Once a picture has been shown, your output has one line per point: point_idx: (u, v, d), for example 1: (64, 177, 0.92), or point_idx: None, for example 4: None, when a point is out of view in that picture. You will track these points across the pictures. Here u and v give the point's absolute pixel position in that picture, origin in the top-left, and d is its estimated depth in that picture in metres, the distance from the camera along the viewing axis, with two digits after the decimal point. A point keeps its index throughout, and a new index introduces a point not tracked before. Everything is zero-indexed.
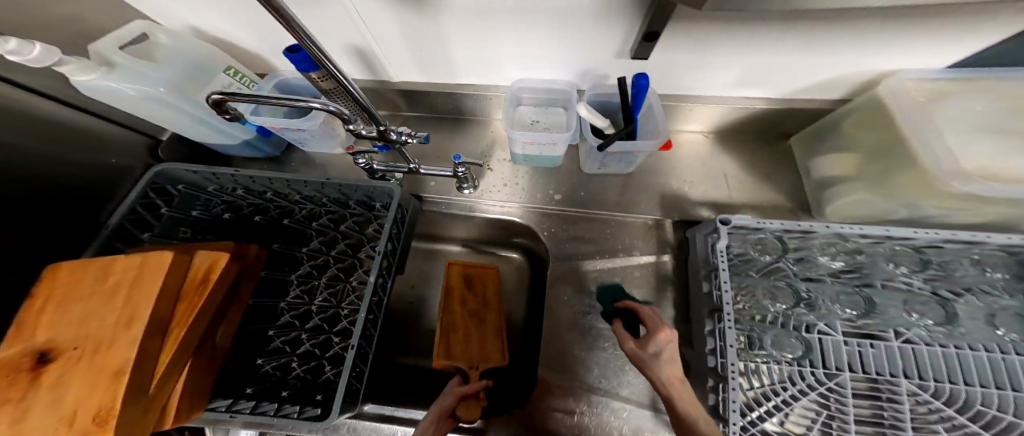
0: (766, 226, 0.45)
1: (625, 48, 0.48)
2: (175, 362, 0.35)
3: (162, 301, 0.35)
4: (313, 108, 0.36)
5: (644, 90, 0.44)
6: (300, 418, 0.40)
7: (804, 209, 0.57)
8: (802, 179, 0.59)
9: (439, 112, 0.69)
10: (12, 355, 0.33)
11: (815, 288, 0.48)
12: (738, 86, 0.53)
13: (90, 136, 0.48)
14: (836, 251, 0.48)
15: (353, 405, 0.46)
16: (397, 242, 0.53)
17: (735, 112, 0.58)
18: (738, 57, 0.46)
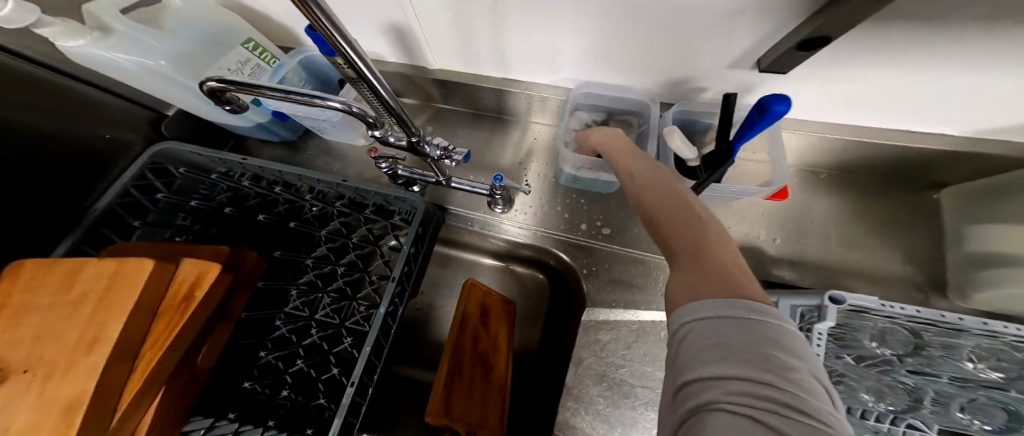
0: (886, 310, 0.36)
1: (745, 56, 0.37)
2: (143, 392, 0.31)
3: (133, 322, 0.30)
4: (329, 107, 0.28)
5: (775, 120, 0.32)
6: None
7: (933, 285, 0.45)
8: (948, 247, 0.46)
9: (478, 108, 0.59)
10: None
11: (925, 384, 0.38)
12: (881, 118, 0.41)
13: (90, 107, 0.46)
14: (993, 357, 0.37)
15: None
16: (415, 260, 0.46)
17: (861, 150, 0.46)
18: (881, 72, 0.35)
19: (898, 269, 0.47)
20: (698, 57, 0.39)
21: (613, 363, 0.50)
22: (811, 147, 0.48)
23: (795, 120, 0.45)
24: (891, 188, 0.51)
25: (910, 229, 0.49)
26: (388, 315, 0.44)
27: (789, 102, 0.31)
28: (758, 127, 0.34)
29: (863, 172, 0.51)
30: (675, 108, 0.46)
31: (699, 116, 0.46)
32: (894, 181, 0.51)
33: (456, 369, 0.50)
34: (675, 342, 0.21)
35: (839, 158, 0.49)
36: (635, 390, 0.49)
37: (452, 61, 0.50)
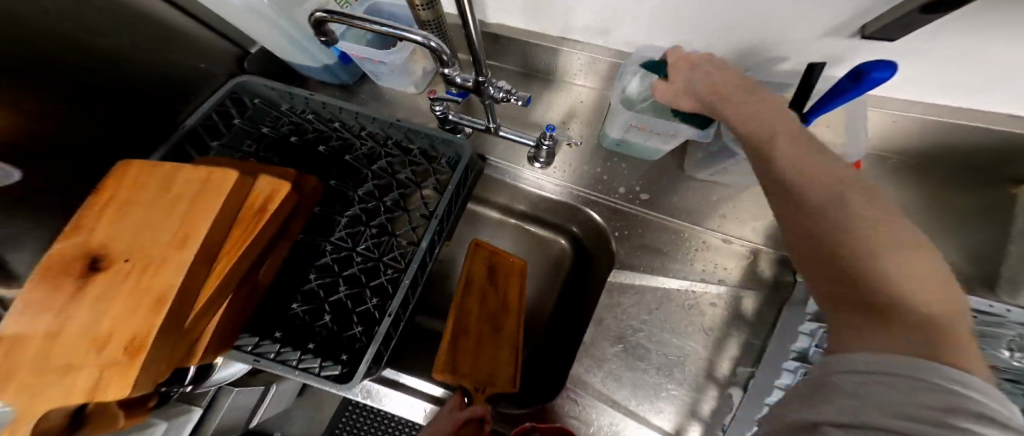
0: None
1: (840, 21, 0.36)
2: (215, 294, 0.35)
3: (216, 228, 0.34)
4: (412, 40, 0.29)
5: (872, 88, 0.30)
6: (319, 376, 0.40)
7: (984, 282, 0.45)
8: (1008, 247, 0.45)
9: (528, 68, 0.58)
10: (68, 249, 0.33)
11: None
12: (957, 89, 0.41)
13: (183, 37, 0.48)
14: None
15: (375, 370, 0.45)
16: (455, 205, 0.48)
17: (932, 130, 0.44)
18: (992, 34, 0.33)
19: (940, 265, 0.46)
20: (792, 19, 0.37)
21: (632, 327, 0.52)
22: (890, 126, 0.46)
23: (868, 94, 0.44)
24: (952, 185, 0.49)
25: (966, 228, 0.47)
26: (427, 253, 0.46)
27: (891, 68, 0.28)
28: (846, 97, 0.31)
29: (933, 161, 0.49)
30: None
31: (770, 86, 0.43)
32: (960, 176, 0.49)
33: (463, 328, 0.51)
34: (831, 381, 0.20)
35: (907, 143, 0.48)
36: (650, 354, 0.51)
37: (512, 15, 0.50)
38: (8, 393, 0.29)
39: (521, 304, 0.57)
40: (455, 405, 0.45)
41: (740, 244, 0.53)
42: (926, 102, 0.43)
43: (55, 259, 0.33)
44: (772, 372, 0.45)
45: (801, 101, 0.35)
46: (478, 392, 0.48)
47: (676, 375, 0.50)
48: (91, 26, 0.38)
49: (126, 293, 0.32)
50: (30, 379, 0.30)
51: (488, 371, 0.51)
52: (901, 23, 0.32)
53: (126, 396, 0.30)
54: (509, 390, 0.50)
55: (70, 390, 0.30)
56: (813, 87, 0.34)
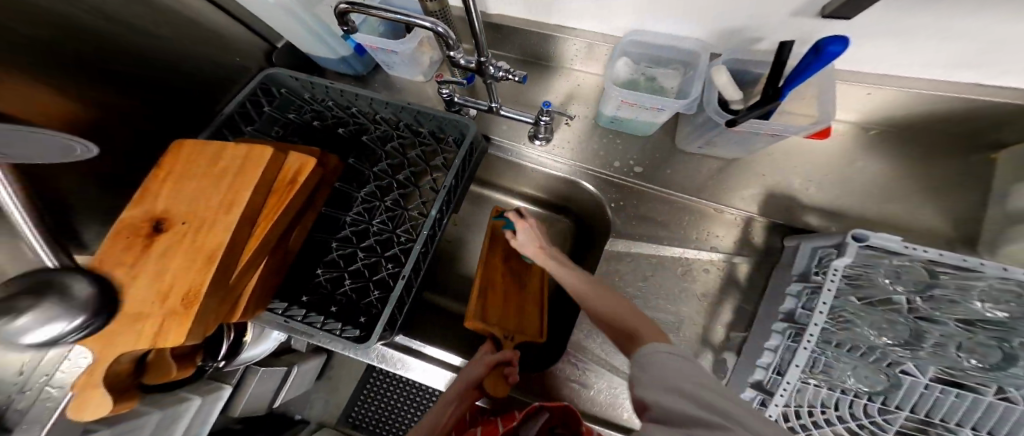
0: (912, 253, 0.39)
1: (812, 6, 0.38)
2: (253, 256, 0.40)
3: (255, 196, 0.39)
4: (421, 26, 0.34)
5: (827, 62, 0.31)
6: (340, 336, 0.45)
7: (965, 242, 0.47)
8: (987, 209, 0.48)
9: (526, 54, 0.62)
10: (133, 217, 0.39)
11: (930, 327, 0.41)
12: (933, 66, 0.43)
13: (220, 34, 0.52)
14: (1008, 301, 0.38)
15: (389, 334, 0.50)
16: (461, 179, 0.53)
17: (913, 101, 0.46)
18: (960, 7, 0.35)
19: (919, 228, 0.50)
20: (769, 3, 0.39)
21: (628, 294, 0.56)
22: (864, 98, 0.49)
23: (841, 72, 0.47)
24: (932, 152, 0.52)
25: (947, 194, 0.50)
26: (436, 222, 0.51)
27: (845, 41, 0.30)
28: (808, 71, 0.32)
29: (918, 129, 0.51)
30: (724, 55, 0.45)
31: (749, 65, 0.45)
32: (940, 144, 0.52)
33: (491, 283, 0.58)
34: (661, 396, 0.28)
35: (890, 114, 0.50)
36: (646, 319, 0.54)
37: (510, 5, 0.54)
38: (89, 337, 0.35)
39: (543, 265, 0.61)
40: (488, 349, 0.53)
41: (733, 213, 0.56)
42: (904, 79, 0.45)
43: (123, 226, 0.39)
44: (762, 336, 0.48)
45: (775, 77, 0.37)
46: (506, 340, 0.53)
47: (672, 340, 0.54)
48: (143, 31, 0.41)
49: (182, 252, 0.37)
50: (108, 325, 0.36)
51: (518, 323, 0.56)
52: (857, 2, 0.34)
53: (180, 342, 0.35)
54: (537, 340, 0.55)
55: (136, 335, 0.35)
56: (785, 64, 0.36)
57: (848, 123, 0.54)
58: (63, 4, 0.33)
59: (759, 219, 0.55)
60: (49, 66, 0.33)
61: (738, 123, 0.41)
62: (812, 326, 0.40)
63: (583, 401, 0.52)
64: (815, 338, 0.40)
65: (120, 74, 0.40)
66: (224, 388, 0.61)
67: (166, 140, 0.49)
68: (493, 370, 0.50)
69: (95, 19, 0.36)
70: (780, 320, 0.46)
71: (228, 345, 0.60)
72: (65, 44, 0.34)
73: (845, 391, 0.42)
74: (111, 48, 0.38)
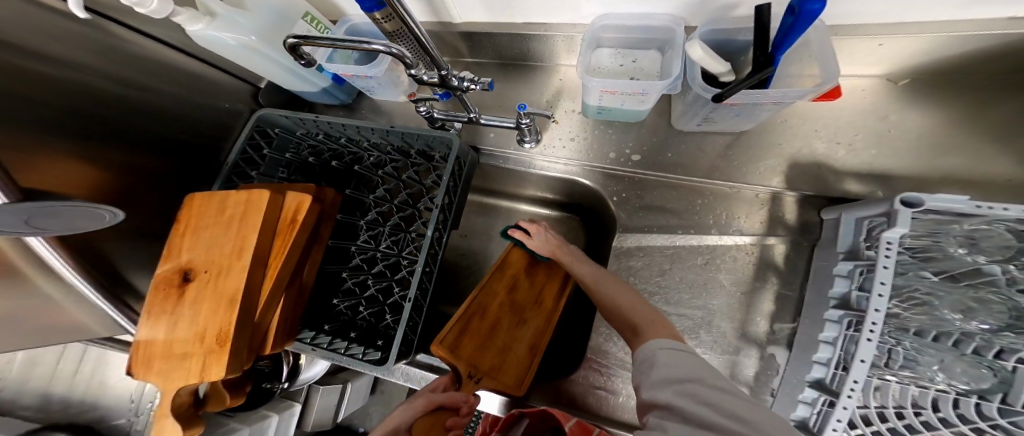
0: (989, 213, 0.31)
1: None
2: (270, 294, 0.43)
3: (261, 238, 0.42)
4: (375, 51, 0.34)
5: (810, 21, 0.31)
6: (362, 360, 0.46)
7: None
8: None
9: (504, 58, 0.61)
10: (167, 269, 0.44)
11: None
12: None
13: (214, 86, 0.55)
14: None
15: (406, 354, 0.50)
16: (454, 195, 0.52)
17: (953, 46, 0.39)
18: None
19: (988, 182, 0.42)
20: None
21: (645, 290, 0.51)
22: (876, 51, 0.42)
23: (859, 22, 0.40)
24: (987, 94, 0.43)
25: (1016, 137, 0.42)
26: (435, 241, 0.51)
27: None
28: (795, 32, 0.32)
29: (963, 72, 0.43)
30: (700, 28, 0.42)
31: (730, 34, 0.42)
32: (1003, 83, 0.43)
33: (481, 312, 0.51)
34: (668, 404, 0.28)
35: (923, 63, 0.42)
36: (670, 317, 0.50)
37: (476, 13, 0.53)
38: (153, 375, 0.40)
39: (555, 305, 0.56)
40: (438, 386, 0.48)
41: (753, 190, 0.50)
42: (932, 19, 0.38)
43: (160, 278, 0.43)
44: (814, 328, 0.42)
45: (764, 42, 0.36)
46: (469, 380, 0.47)
47: (703, 338, 0.49)
48: (143, 87, 0.46)
49: (208, 296, 0.41)
50: (162, 367, 0.40)
51: (495, 362, 0.50)
52: None
53: (222, 377, 0.38)
54: (513, 392, 0.50)
55: (187, 372, 0.39)
56: (769, 27, 0.35)
57: (874, 77, 0.46)
58: (62, 89, 0.38)
59: (787, 192, 0.48)
60: (61, 136, 0.38)
61: (727, 96, 0.38)
62: (873, 312, 0.32)
63: (613, 410, 0.49)
64: (878, 326, 0.32)
65: (127, 134, 0.45)
66: (295, 405, 0.68)
67: (182, 190, 0.53)
68: (433, 413, 0.45)
69: (80, 99, 0.39)
70: (833, 308, 0.39)
71: (288, 367, 0.66)
72: (69, 113, 0.38)
73: (940, 391, 0.33)
74: (109, 106, 0.42)
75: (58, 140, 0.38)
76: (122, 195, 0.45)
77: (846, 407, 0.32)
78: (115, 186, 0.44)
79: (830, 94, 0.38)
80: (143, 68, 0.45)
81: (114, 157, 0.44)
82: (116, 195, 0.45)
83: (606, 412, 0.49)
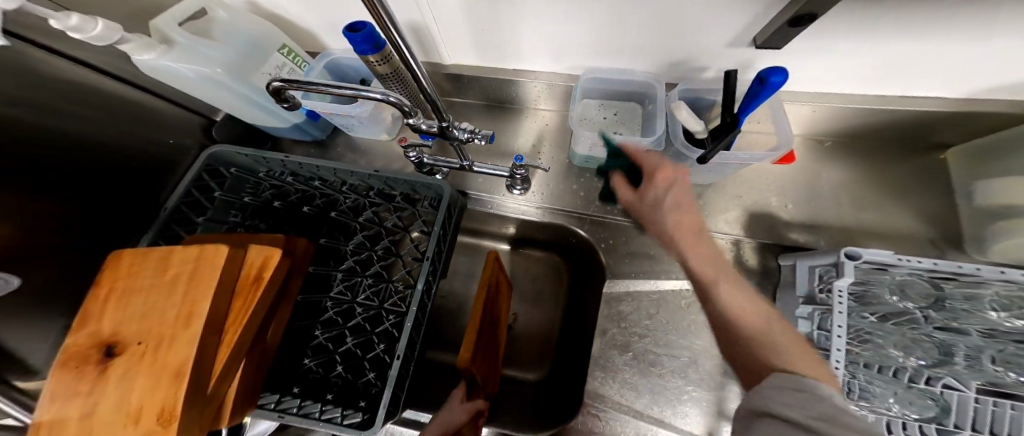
0: (907, 264, 0.37)
1: (746, 37, 0.39)
2: (228, 360, 0.34)
3: (217, 298, 0.35)
4: (371, 99, 0.32)
5: (774, 90, 0.34)
6: (343, 425, 0.39)
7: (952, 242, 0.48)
8: (959, 202, 0.49)
9: (490, 99, 0.62)
10: (78, 345, 0.33)
11: (958, 341, 0.38)
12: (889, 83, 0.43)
13: (156, 116, 0.47)
14: (1016, 307, 0.37)
15: (397, 409, 0.44)
16: (444, 244, 0.49)
17: (868, 116, 0.48)
18: (904, 35, 0.36)
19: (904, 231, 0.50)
20: (708, 37, 0.40)
21: (635, 333, 0.52)
22: (813, 115, 0.50)
23: (799, 93, 0.47)
24: (885, 157, 0.53)
25: (922, 192, 0.51)
26: (424, 293, 0.47)
27: (782, 72, 0.34)
28: (760, 97, 0.35)
29: (876, 137, 0.53)
30: (677, 88, 0.47)
31: (702, 93, 0.47)
32: (902, 148, 0.53)
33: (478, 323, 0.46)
34: None
35: (841, 126, 0.52)
36: (660, 358, 0.51)
37: (465, 56, 0.53)
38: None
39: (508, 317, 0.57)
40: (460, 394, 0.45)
41: (722, 238, 0.54)
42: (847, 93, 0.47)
43: (70, 355, 0.33)
44: None
45: (730, 105, 0.40)
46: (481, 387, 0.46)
47: (692, 375, 0.50)
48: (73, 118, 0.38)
49: (142, 375, 0.31)
50: None
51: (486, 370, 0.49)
52: (779, 35, 0.36)
53: None
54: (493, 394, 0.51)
55: None
56: (735, 93, 0.39)
57: (808, 139, 0.55)
58: None
59: (747, 240, 0.53)
60: None
61: (711, 158, 0.42)
62: (837, 352, 0.36)
63: None
64: (842, 363, 0.35)
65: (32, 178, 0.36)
66: None
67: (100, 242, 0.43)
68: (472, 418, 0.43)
69: None
70: None
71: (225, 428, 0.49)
72: None
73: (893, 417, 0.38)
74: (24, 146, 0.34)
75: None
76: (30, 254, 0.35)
77: None
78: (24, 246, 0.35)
79: (788, 159, 0.44)
80: (69, 98, 0.38)
81: (24, 205, 0.34)
82: (22, 258, 0.34)
83: None
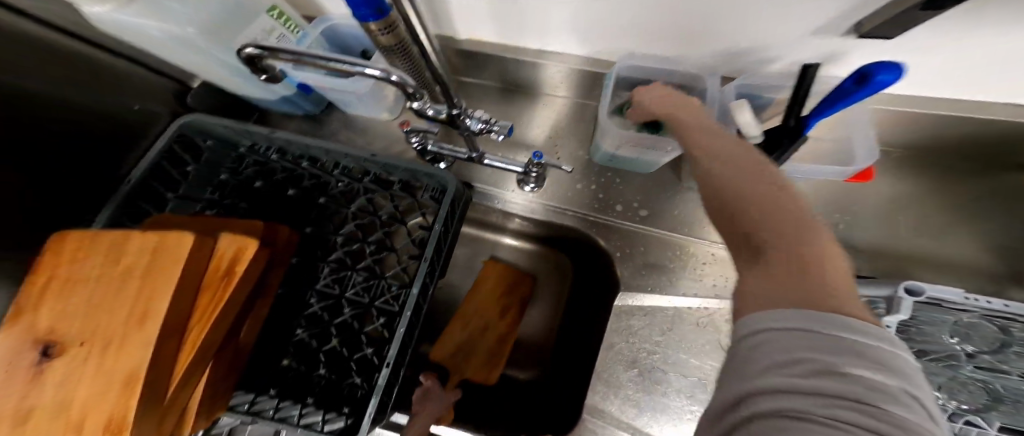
0: (974, 305, 0.33)
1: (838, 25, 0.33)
2: (191, 365, 0.31)
3: (178, 295, 0.30)
4: (368, 75, 0.26)
5: (877, 91, 0.29)
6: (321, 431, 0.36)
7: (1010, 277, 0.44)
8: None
9: (505, 82, 0.55)
10: (12, 338, 0.29)
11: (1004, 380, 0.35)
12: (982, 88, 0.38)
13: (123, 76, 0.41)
14: None
15: (384, 415, 0.41)
16: (444, 240, 0.44)
17: (942, 127, 0.43)
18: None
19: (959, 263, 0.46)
20: (781, 23, 0.34)
21: (644, 349, 0.49)
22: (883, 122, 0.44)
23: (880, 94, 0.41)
24: (944, 178, 0.48)
25: (981, 220, 0.47)
26: (421, 294, 0.42)
27: (896, 68, 0.27)
28: (851, 100, 0.30)
29: (936, 154, 0.48)
30: (735, 83, 0.41)
31: (762, 91, 0.41)
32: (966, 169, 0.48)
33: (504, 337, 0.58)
34: None
35: (908, 136, 0.46)
36: (668, 377, 0.47)
37: (483, 29, 0.46)
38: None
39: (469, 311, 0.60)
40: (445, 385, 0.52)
41: None
42: (925, 96, 0.41)
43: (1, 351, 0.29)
44: None
45: (797, 107, 0.35)
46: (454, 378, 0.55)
47: (698, 398, 0.47)
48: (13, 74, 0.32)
49: (88, 380, 0.28)
50: None
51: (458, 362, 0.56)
52: (903, 19, 0.29)
53: None
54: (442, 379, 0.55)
55: None
56: (807, 91, 0.34)
57: None
58: None
59: None
60: None
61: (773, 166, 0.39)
62: None
63: None
64: None
65: None
66: None
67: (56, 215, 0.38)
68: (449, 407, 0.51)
69: None
70: None
71: None
72: None
73: None
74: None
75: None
76: None
77: None
78: None
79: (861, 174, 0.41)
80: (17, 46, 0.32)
81: None
82: None
83: None
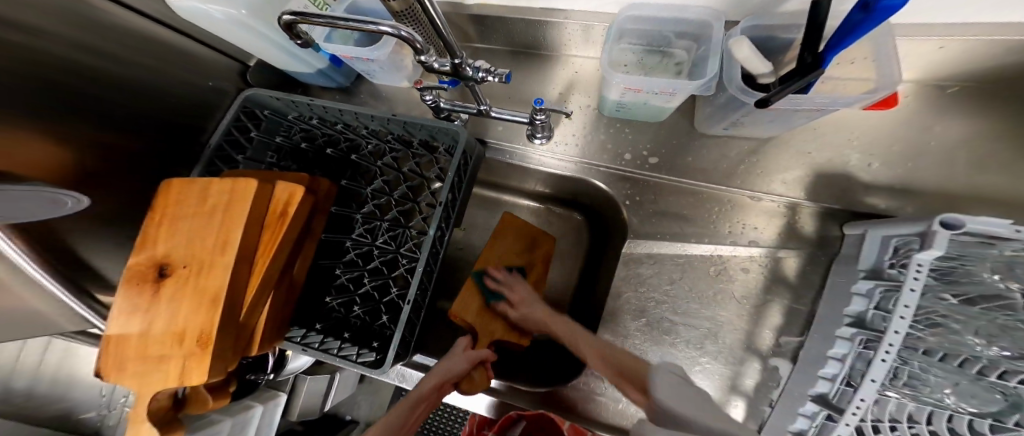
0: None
1: None
2: (257, 292, 0.39)
3: (247, 230, 0.38)
4: (383, 33, 0.30)
5: (886, 18, 0.26)
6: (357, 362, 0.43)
7: None
8: None
9: (516, 45, 0.57)
10: (138, 263, 0.39)
11: None
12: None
13: (198, 58, 0.50)
14: None
15: (406, 353, 0.47)
16: (458, 192, 0.48)
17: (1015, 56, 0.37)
18: None
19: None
20: None
21: (653, 299, 0.49)
22: (934, 54, 0.39)
23: (907, 24, 0.37)
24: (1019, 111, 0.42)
25: None
26: (436, 240, 0.47)
27: None
28: (859, 32, 0.27)
29: None
30: (742, 23, 0.39)
31: (773, 30, 0.39)
32: None
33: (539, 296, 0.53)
34: None
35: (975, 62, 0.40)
36: (677, 327, 0.48)
37: None
38: (127, 377, 0.37)
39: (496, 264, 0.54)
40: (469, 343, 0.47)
41: (773, 200, 0.48)
42: None
43: (132, 272, 0.39)
44: (822, 343, 0.41)
45: (813, 41, 0.32)
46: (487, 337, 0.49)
47: (709, 348, 0.47)
48: (123, 62, 0.41)
49: (188, 295, 0.37)
50: (141, 366, 0.37)
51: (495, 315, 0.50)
52: None
53: (205, 380, 0.35)
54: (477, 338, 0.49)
55: (164, 376, 0.36)
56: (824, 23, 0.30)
57: (908, 81, 0.44)
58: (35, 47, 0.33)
59: (806, 204, 0.47)
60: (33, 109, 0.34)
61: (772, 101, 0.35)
62: (892, 335, 0.31)
63: (598, 411, 0.49)
64: (896, 348, 0.31)
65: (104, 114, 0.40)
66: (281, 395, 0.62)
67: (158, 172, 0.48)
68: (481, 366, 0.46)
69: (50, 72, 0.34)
70: (847, 325, 0.38)
71: (274, 359, 0.58)
72: (41, 86, 0.34)
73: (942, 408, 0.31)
74: (88, 83, 0.38)
75: (36, 117, 0.34)
76: (99, 176, 0.41)
77: (847, 423, 0.32)
78: (93, 171, 0.40)
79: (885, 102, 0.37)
80: (124, 37, 0.41)
81: (85, 134, 0.39)
82: (89, 183, 0.40)
83: (590, 412, 0.49)
